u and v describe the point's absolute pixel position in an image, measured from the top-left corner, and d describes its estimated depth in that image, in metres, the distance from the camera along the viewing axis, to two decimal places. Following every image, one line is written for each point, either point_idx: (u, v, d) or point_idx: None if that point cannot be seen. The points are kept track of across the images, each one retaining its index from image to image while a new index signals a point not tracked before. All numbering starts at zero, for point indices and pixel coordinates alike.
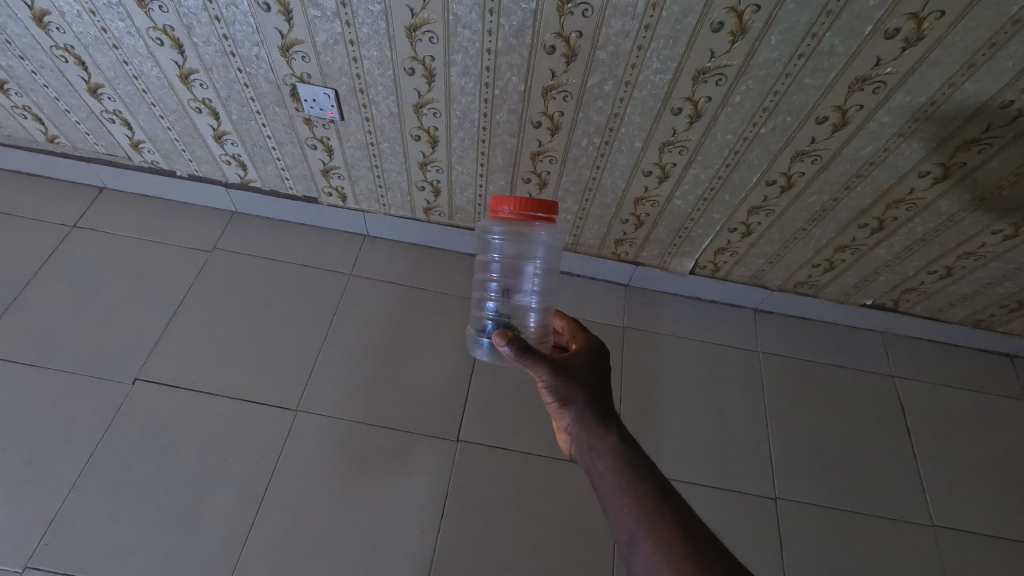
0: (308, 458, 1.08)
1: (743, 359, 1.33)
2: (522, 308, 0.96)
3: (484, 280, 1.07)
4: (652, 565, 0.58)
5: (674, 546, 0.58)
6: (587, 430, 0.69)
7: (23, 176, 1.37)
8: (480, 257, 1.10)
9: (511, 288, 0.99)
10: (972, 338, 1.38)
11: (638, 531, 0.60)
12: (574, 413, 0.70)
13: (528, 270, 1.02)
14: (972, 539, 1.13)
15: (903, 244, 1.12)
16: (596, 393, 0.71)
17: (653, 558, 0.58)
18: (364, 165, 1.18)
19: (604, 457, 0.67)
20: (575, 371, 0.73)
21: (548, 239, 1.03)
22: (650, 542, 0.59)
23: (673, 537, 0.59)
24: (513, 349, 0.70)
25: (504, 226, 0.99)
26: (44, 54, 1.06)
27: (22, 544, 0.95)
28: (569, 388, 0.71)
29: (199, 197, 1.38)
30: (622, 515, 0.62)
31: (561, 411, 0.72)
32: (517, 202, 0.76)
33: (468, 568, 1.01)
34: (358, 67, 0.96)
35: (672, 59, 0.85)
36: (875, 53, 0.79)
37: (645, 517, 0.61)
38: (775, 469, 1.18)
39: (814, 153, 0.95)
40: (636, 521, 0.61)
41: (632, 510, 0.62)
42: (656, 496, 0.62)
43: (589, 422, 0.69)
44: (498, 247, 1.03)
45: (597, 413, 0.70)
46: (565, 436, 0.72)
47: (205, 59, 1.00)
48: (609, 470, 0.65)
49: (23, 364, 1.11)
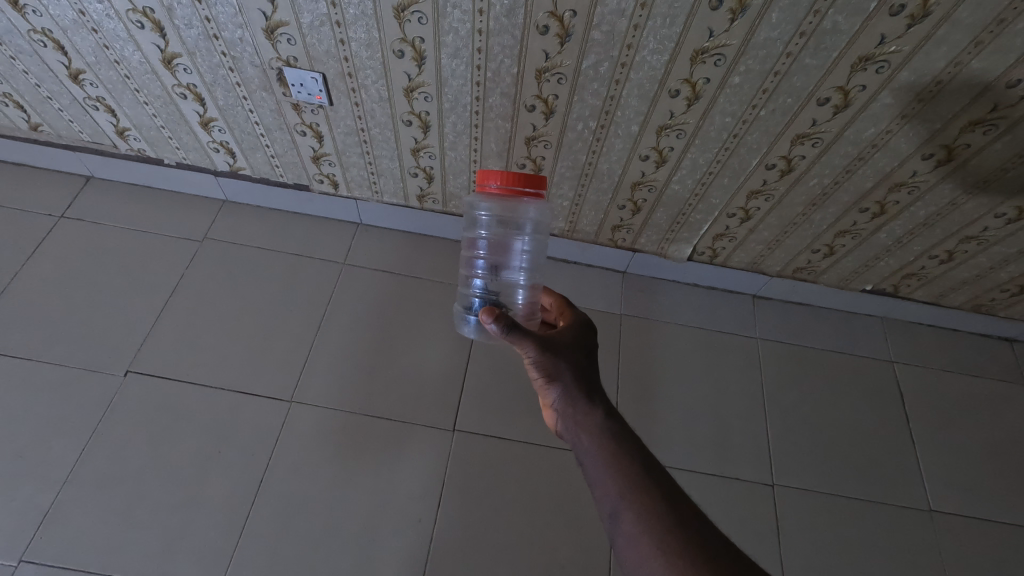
0: (303, 450, 1.07)
1: (741, 345, 1.31)
2: (510, 284, 0.95)
3: (471, 259, 1.04)
4: (635, 536, 0.57)
5: (657, 518, 0.57)
6: (573, 405, 0.68)
7: (8, 166, 1.34)
8: (465, 236, 1.06)
9: (500, 265, 0.99)
10: (972, 322, 1.37)
11: (621, 504, 0.59)
12: (560, 389, 0.69)
13: (516, 247, 1.01)
14: (969, 524, 1.13)
15: (904, 228, 1.10)
16: (583, 369, 0.70)
17: (636, 530, 0.57)
18: (355, 151, 1.16)
19: (589, 431, 0.66)
20: (562, 347, 0.72)
21: (536, 215, 1.02)
22: (633, 513, 0.58)
23: (656, 509, 0.58)
24: (499, 326, 0.68)
25: (494, 203, 0.96)
26: (22, 39, 1.03)
27: (17, 538, 0.94)
28: (555, 365, 0.70)
29: (188, 186, 1.35)
30: (605, 488, 0.61)
31: (547, 387, 0.71)
32: (505, 176, 0.75)
33: (466, 557, 1.01)
34: (346, 50, 0.93)
35: (669, 39, 0.82)
36: (879, 31, 0.76)
37: (628, 490, 0.60)
38: (773, 456, 1.17)
39: (815, 136, 0.93)
40: (620, 493, 0.60)
41: (616, 482, 0.61)
42: (640, 469, 0.62)
43: (575, 397, 0.68)
44: (486, 225, 1.00)
45: (583, 389, 0.69)
46: (552, 413, 0.71)
47: (187, 42, 0.97)
48: (594, 444, 0.64)
49: (13, 358, 1.10)
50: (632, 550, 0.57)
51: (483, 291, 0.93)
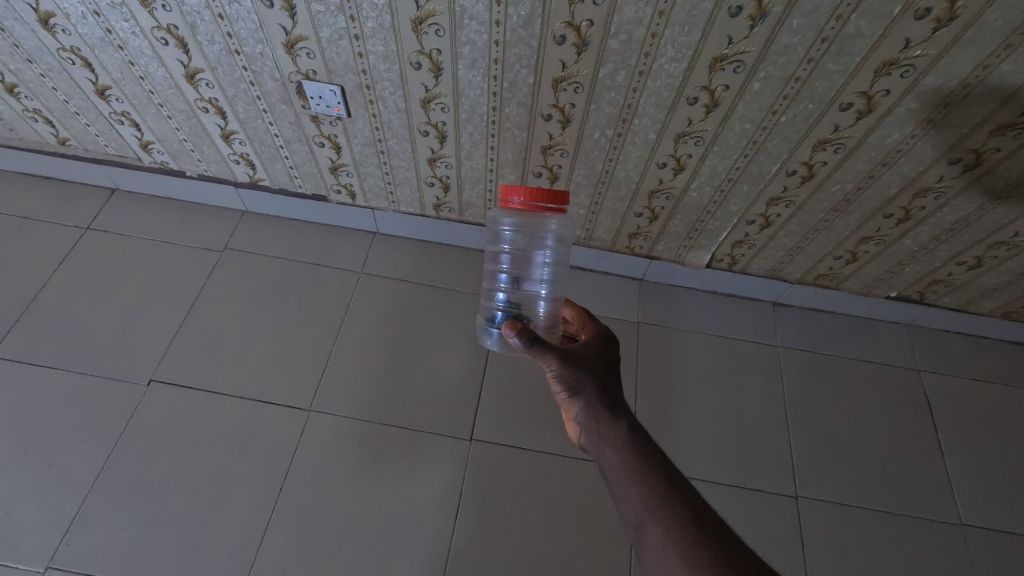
0: (322, 458, 1.07)
1: (762, 353, 1.29)
2: (531, 296, 0.95)
3: (493, 273, 1.06)
4: (661, 551, 0.56)
5: (684, 533, 0.56)
6: (596, 419, 0.67)
7: (36, 179, 1.38)
8: (488, 249, 1.08)
9: (522, 276, 0.99)
10: (1002, 330, 1.33)
11: (646, 518, 0.58)
12: (583, 402, 0.69)
13: (538, 259, 1.01)
14: (1004, 539, 1.09)
15: (930, 234, 1.07)
16: (605, 382, 0.70)
17: (662, 544, 0.56)
18: (373, 162, 1.16)
19: (613, 444, 0.65)
20: (584, 360, 0.72)
21: (558, 227, 1.02)
22: (659, 528, 0.57)
23: (682, 524, 0.57)
24: (522, 341, 0.68)
25: (515, 217, 0.96)
26: (51, 57, 1.06)
27: (43, 545, 0.96)
28: (577, 378, 0.70)
29: (209, 197, 1.38)
30: (630, 502, 0.60)
31: (570, 401, 0.71)
32: (528, 192, 0.74)
33: (484, 568, 1.00)
34: (363, 63, 0.94)
35: (688, 47, 0.82)
36: (904, 35, 0.75)
37: (653, 504, 0.59)
38: (796, 467, 1.15)
39: (838, 142, 0.91)
40: (645, 508, 0.59)
41: (641, 497, 0.60)
42: (665, 483, 0.61)
43: (598, 410, 0.68)
44: (508, 239, 1.01)
45: (606, 401, 0.69)
46: (574, 426, 0.71)
47: (210, 58, 0.99)
48: (617, 458, 0.64)
49: (41, 367, 1.12)
50: (658, 565, 0.56)
51: (505, 302, 0.93)
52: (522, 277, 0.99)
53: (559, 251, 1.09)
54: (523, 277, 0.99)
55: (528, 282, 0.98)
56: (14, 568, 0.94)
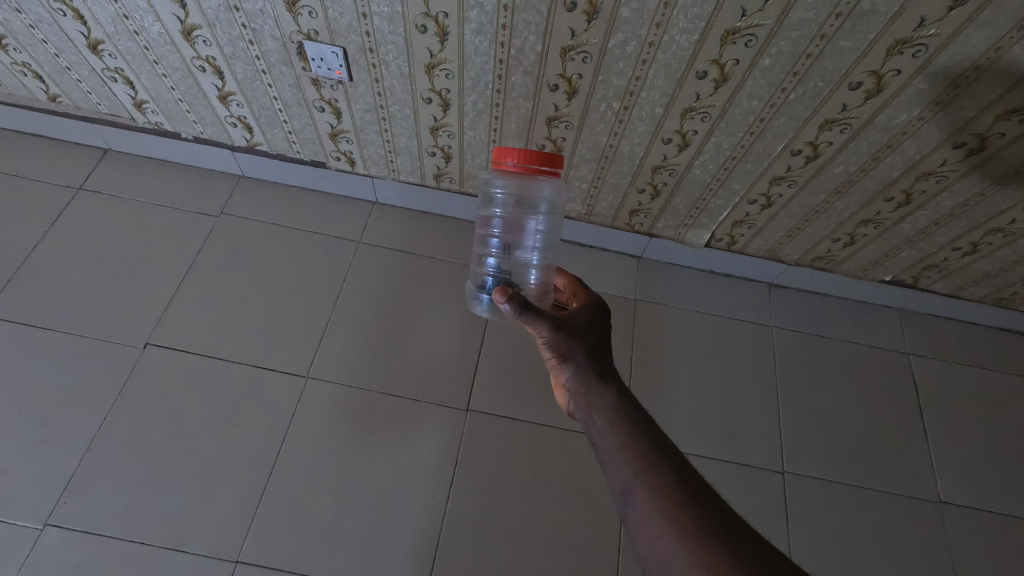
0: (319, 425, 1.08)
1: (755, 333, 1.31)
2: (522, 264, 0.95)
3: (484, 238, 1.04)
4: (646, 514, 0.57)
5: (669, 496, 0.57)
6: (586, 385, 0.68)
7: (26, 137, 1.35)
8: (480, 213, 1.05)
9: (510, 243, 0.98)
10: (990, 316, 1.35)
11: (633, 482, 0.59)
12: (573, 369, 0.70)
13: (530, 226, 0.99)
14: (979, 516, 1.13)
15: (929, 219, 1.08)
16: (595, 350, 0.71)
17: (647, 508, 0.57)
18: (373, 129, 1.14)
19: (601, 411, 0.66)
20: (575, 328, 0.72)
21: (552, 193, 1.01)
22: (645, 492, 0.58)
23: (668, 487, 0.58)
24: (512, 306, 0.69)
25: (508, 180, 0.95)
26: (41, 7, 1.02)
27: (41, 503, 0.97)
28: (568, 345, 0.70)
29: (204, 160, 1.35)
30: (618, 466, 0.61)
31: (560, 367, 0.71)
32: (521, 154, 0.73)
33: (478, 534, 1.02)
34: (367, 24, 0.92)
35: (700, 18, 0.80)
36: (919, 13, 0.74)
37: (640, 468, 0.60)
38: (784, 444, 1.17)
39: (844, 122, 0.91)
40: (632, 471, 0.60)
41: (628, 461, 0.61)
42: (652, 449, 0.61)
43: (588, 377, 0.69)
44: (500, 203, 1.00)
45: (596, 369, 0.69)
46: (564, 393, 0.72)
47: (208, 14, 0.96)
48: (606, 424, 0.64)
49: (35, 328, 1.11)
50: (643, 527, 0.57)
51: (495, 271, 0.95)
52: (512, 244, 0.98)
53: (558, 224, 1.08)
54: (513, 244, 0.97)
55: (517, 249, 0.97)
56: (12, 525, 0.94)
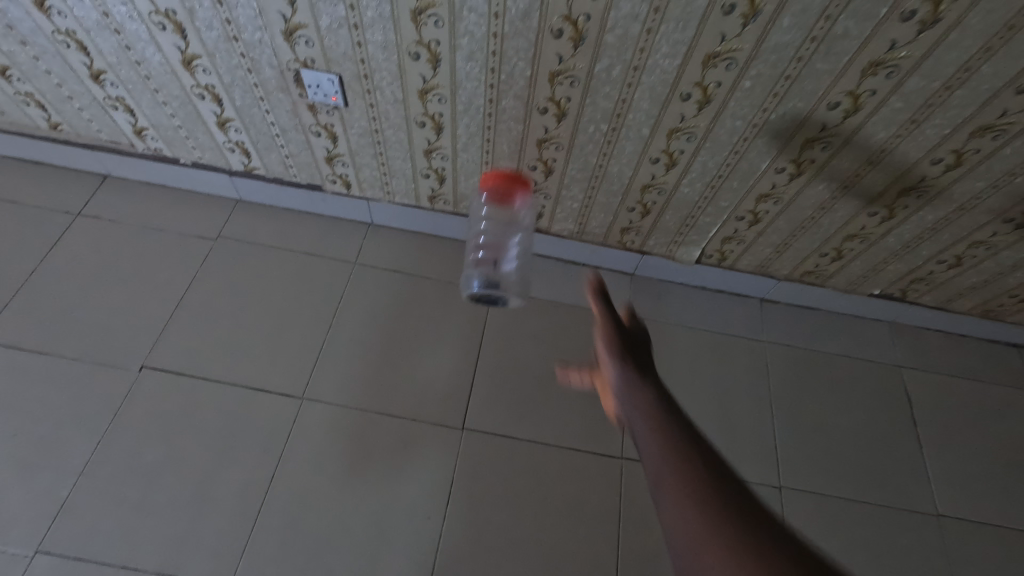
0: (314, 446, 1.08)
1: (748, 348, 1.32)
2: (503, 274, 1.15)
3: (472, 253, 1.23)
4: (680, 518, 0.46)
5: (711, 506, 0.45)
6: (630, 384, 0.60)
7: (27, 165, 1.37)
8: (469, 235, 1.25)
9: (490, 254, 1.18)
10: (980, 328, 1.37)
11: (669, 481, 0.48)
12: (621, 367, 0.62)
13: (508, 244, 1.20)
14: (976, 528, 1.13)
15: (913, 233, 1.11)
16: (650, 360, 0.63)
17: (683, 513, 0.46)
18: (368, 152, 1.17)
19: (642, 406, 0.57)
20: (632, 337, 0.66)
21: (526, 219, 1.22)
22: (681, 493, 0.47)
23: (712, 495, 0.46)
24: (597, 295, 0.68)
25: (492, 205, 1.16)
26: (45, 39, 1.05)
27: (32, 531, 0.96)
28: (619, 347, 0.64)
29: (203, 185, 1.37)
30: (655, 463, 0.50)
31: (609, 368, 0.64)
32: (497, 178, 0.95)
33: (474, 555, 1.02)
34: (362, 52, 0.95)
35: (682, 43, 0.83)
36: (890, 36, 0.77)
37: (682, 467, 0.49)
38: (780, 459, 1.18)
39: (825, 140, 0.94)
40: (667, 471, 0.49)
41: (667, 458, 0.50)
42: (699, 452, 0.50)
43: (635, 378, 0.61)
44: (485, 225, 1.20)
45: (647, 374, 0.61)
46: (611, 397, 0.64)
47: (207, 44, 0.99)
48: (645, 419, 0.55)
49: (30, 353, 1.12)
50: (677, 533, 0.45)
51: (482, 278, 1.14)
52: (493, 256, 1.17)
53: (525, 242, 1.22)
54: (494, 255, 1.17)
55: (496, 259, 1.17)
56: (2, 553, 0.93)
